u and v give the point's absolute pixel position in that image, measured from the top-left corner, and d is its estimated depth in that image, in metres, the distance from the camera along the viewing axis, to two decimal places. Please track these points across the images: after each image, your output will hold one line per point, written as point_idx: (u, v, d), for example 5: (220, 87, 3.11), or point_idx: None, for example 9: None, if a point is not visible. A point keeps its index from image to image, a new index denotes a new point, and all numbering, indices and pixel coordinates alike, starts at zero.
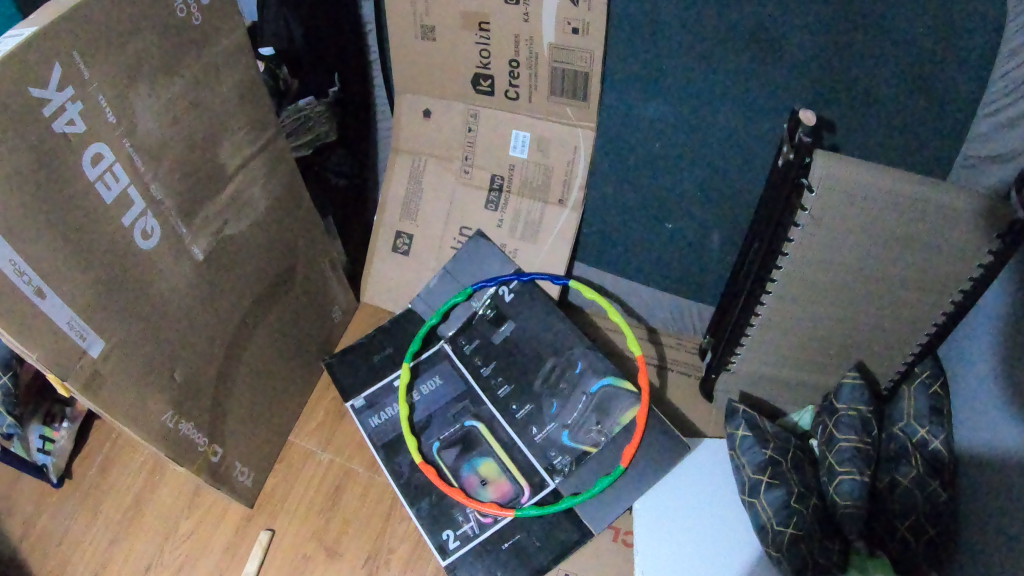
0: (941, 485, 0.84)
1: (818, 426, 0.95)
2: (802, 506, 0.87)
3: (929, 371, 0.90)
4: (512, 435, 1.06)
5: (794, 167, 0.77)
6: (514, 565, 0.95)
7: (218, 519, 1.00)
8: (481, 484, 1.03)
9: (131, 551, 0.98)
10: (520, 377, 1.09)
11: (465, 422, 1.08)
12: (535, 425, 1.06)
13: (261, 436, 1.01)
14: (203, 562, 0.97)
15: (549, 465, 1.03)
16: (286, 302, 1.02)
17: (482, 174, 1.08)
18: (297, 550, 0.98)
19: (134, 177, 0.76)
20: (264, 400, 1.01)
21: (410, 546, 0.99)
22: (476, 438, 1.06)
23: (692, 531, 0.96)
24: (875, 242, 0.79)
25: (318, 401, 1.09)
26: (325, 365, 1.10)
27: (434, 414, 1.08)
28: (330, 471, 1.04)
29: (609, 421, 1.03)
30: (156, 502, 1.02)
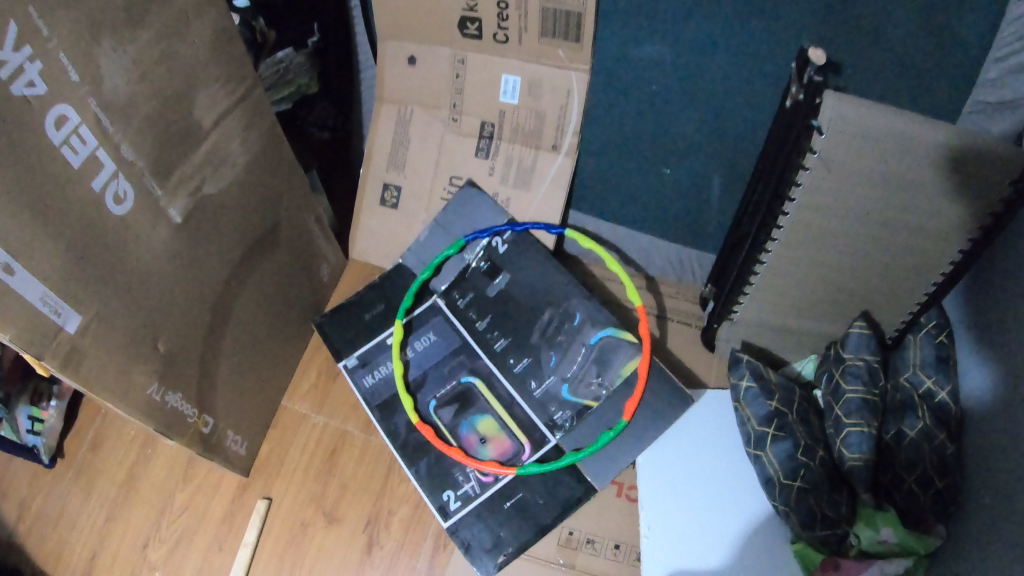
0: (948, 437, 0.81)
1: (823, 376, 0.94)
2: (808, 458, 0.87)
3: (935, 322, 0.87)
4: (510, 391, 1.04)
5: (804, 107, 0.73)
6: (517, 523, 0.94)
7: (213, 491, 0.99)
8: (481, 442, 1.01)
9: (127, 526, 0.98)
10: (517, 331, 1.06)
11: (461, 379, 1.05)
12: (533, 379, 1.03)
13: (252, 403, 0.98)
14: (201, 534, 0.97)
15: (549, 421, 1.01)
16: (271, 262, 0.98)
17: (472, 121, 1.03)
18: (296, 517, 0.96)
19: (103, 139, 0.71)
20: (254, 365, 0.98)
21: (410, 508, 0.97)
22: (473, 395, 1.03)
23: (698, 487, 0.94)
24: (885, 188, 0.76)
25: (310, 363, 1.06)
26: (316, 325, 1.06)
27: (430, 371, 1.05)
28: (325, 434, 1.01)
29: (610, 373, 1.01)
30: (150, 477, 1.01)
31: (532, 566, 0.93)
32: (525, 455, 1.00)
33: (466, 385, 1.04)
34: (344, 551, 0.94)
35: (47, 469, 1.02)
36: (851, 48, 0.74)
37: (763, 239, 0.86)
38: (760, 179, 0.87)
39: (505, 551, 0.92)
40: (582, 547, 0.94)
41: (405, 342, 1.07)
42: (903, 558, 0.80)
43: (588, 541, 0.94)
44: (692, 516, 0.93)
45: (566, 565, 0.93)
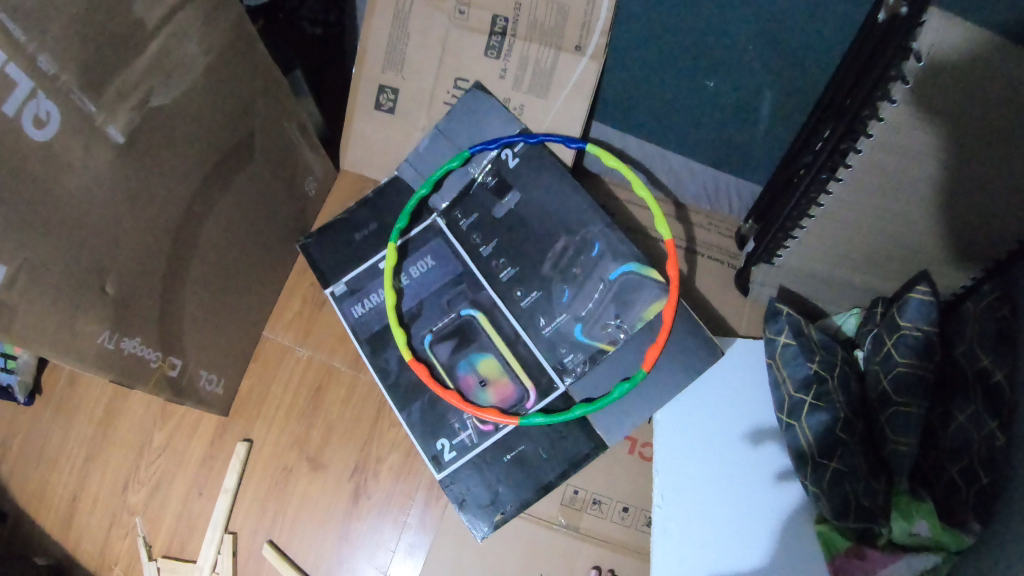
0: (1000, 424, 0.67)
1: (867, 337, 0.83)
2: (847, 435, 0.76)
3: (994, 294, 0.72)
4: (516, 328, 0.89)
5: (903, 25, 0.57)
6: (518, 479, 0.84)
7: (193, 429, 0.93)
8: (480, 385, 0.88)
9: (107, 467, 0.94)
10: (526, 257, 0.90)
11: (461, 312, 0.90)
12: (542, 316, 0.88)
13: (225, 337, 0.87)
14: (182, 475, 0.93)
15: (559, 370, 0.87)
16: (244, 179, 0.84)
17: (480, 14, 0.86)
18: (279, 461, 0.90)
19: (12, 50, 0.57)
20: (226, 297, 0.86)
21: (400, 456, 0.88)
22: (474, 329, 0.89)
23: (721, 474, 0.84)
24: (987, 134, 0.59)
25: (294, 289, 0.95)
26: (302, 246, 0.93)
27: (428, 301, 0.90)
28: (310, 369, 0.92)
29: (632, 313, 0.86)
30: (127, 414, 0.95)
31: (531, 527, 0.86)
32: (528, 404, 0.87)
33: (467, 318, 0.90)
34: (330, 500, 0.88)
35: (24, 406, 0.97)
36: None
37: (819, 182, 0.71)
38: (834, 106, 0.70)
39: (504, 510, 0.84)
40: (589, 509, 0.86)
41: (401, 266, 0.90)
42: (933, 553, 0.69)
43: (595, 502, 0.86)
44: (711, 508, 0.83)
45: (568, 527, 0.86)
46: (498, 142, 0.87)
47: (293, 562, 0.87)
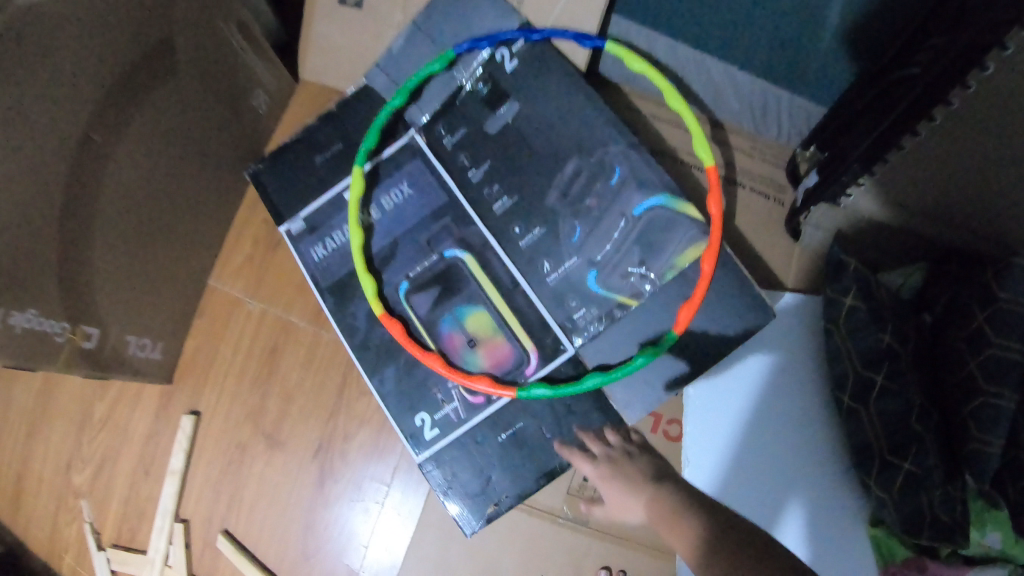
0: None
1: (942, 298, 0.68)
2: (923, 429, 0.63)
3: None
4: (513, 272, 0.66)
5: None
6: (516, 463, 0.67)
7: (134, 401, 0.83)
8: (469, 346, 0.65)
9: (48, 445, 0.83)
10: (527, 185, 0.67)
11: (444, 252, 0.66)
12: (547, 259, 0.66)
13: (154, 293, 0.71)
14: (126, 454, 0.83)
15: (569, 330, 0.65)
16: (172, 95, 0.65)
17: None
18: (230, 438, 0.76)
19: None
20: (151, 244, 0.69)
21: (372, 433, 0.73)
22: (459, 273, 0.66)
23: (772, 435, 0.72)
24: None
25: (243, 229, 0.77)
26: (251, 175, 0.74)
27: (402, 240, 0.68)
28: (262, 326, 0.76)
29: (664, 257, 0.64)
30: (66, 384, 0.83)
31: (529, 520, 0.71)
32: (527, 371, 0.64)
33: (451, 261, 0.66)
34: (293, 485, 0.75)
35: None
36: None
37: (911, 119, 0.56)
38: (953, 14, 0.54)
39: (499, 501, 0.66)
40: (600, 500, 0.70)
41: (367, 197, 0.69)
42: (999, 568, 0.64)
43: None
44: (753, 471, 0.71)
45: (573, 521, 0.71)
46: (495, 37, 0.67)
47: (251, 555, 0.75)
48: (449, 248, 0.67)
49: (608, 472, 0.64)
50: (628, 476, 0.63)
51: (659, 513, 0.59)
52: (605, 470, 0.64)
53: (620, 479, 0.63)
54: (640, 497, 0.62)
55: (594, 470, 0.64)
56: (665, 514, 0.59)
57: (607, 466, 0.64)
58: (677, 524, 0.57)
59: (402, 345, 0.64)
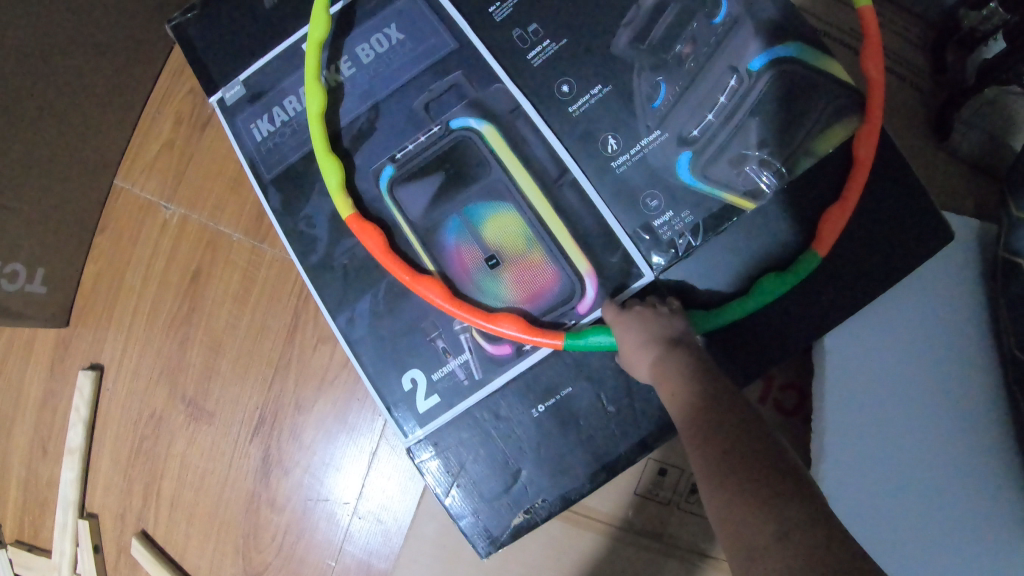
0: None
1: None
2: None
3: None
4: (561, 155, 0.42)
5: None
6: (554, 449, 0.44)
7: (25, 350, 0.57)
8: (488, 266, 0.42)
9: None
10: (578, 24, 0.43)
11: (451, 122, 0.43)
12: (615, 135, 0.42)
13: (20, 194, 0.47)
14: (20, 426, 0.58)
15: (644, 245, 0.41)
16: None
17: None
18: (143, 403, 0.53)
19: None
20: (7, 116, 0.45)
21: (340, 399, 0.50)
22: (473, 153, 0.42)
23: (939, 410, 0.45)
24: None
25: (164, 106, 0.54)
26: (172, 26, 0.50)
27: (386, 106, 0.44)
28: (184, 243, 0.53)
29: (797, 133, 0.41)
30: None
31: (577, 536, 0.47)
32: (579, 309, 0.41)
33: (460, 136, 0.43)
34: (226, 475, 0.52)
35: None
36: None
37: None
38: None
39: (530, 508, 0.44)
40: (682, 504, 0.46)
41: (334, 46, 0.45)
42: None
43: (692, 491, 0.46)
44: (896, 453, 0.45)
45: (641, 535, 0.47)
46: None
47: (173, 564, 0.52)
48: (459, 117, 0.43)
49: (627, 326, 0.37)
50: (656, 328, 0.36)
51: (668, 378, 0.33)
52: (623, 322, 0.38)
53: (635, 328, 0.37)
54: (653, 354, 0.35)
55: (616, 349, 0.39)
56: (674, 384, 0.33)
57: (629, 319, 0.37)
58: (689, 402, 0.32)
59: (381, 259, 0.40)
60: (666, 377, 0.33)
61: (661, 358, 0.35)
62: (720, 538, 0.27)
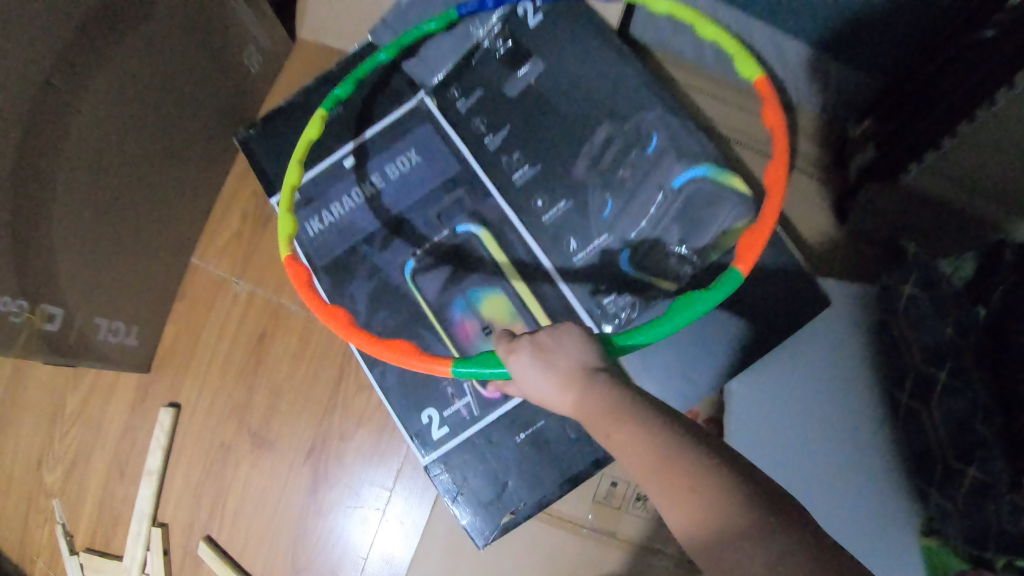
0: None
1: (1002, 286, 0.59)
2: (989, 430, 0.54)
3: None
4: (535, 252, 0.59)
5: None
6: (533, 467, 0.59)
7: (108, 394, 0.71)
8: (483, 333, 0.57)
9: (16, 438, 0.72)
10: (548, 151, 0.60)
11: (456, 228, 0.60)
12: (573, 237, 0.59)
13: (129, 268, 0.63)
14: (100, 450, 0.71)
15: (597, 316, 0.56)
16: (146, 37, 0.57)
17: None
18: (213, 436, 0.68)
19: None
20: (127, 213, 0.61)
21: (372, 433, 0.65)
22: (473, 252, 0.59)
23: (821, 436, 0.62)
24: None
25: (231, 202, 0.70)
26: (240, 141, 0.67)
27: (409, 213, 0.61)
28: (251, 312, 0.68)
29: (705, 235, 0.56)
30: (34, 368, 0.72)
31: (551, 533, 0.62)
32: None
33: (463, 239, 0.60)
34: (281, 491, 0.66)
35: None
36: None
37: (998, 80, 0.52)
38: None
39: (515, 509, 0.59)
40: (631, 509, 0.62)
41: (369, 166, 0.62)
42: None
43: (639, 498, 0.62)
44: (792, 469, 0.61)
45: (600, 532, 0.62)
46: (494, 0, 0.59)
47: (233, 562, 0.66)
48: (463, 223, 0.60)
49: (533, 363, 0.40)
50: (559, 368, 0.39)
51: (626, 441, 0.35)
52: (530, 372, 0.40)
53: (538, 361, 0.40)
54: (583, 403, 0.38)
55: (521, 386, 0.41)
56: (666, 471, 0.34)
57: (531, 357, 0.40)
58: (693, 474, 0.33)
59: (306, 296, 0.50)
60: (629, 452, 0.35)
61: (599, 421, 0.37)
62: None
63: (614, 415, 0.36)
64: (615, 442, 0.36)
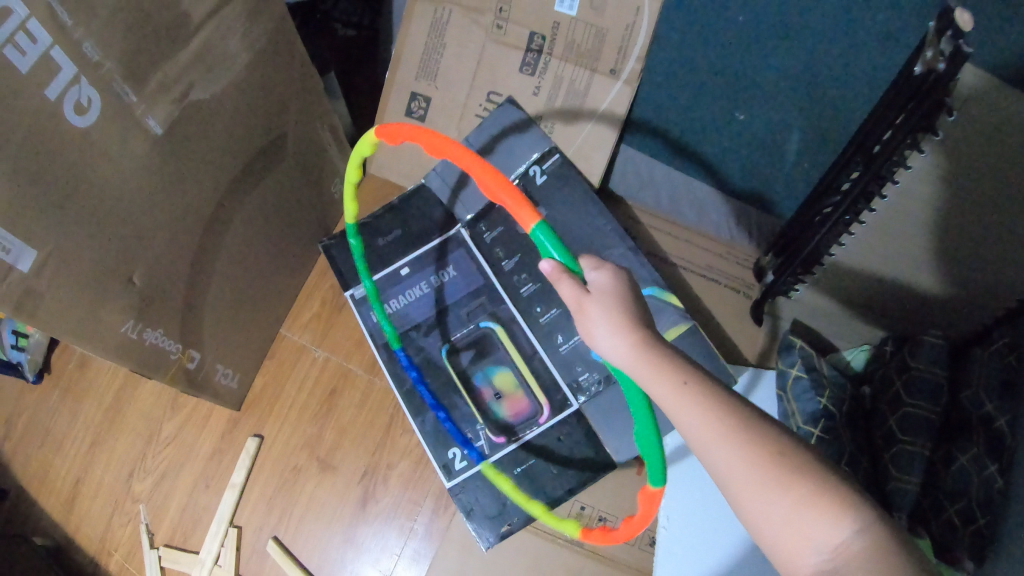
0: (999, 469, 0.71)
1: (880, 373, 0.87)
2: (852, 469, 0.79)
3: (1009, 339, 0.76)
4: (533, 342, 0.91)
5: (923, 87, 0.60)
6: (526, 490, 0.86)
7: (202, 424, 0.93)
8: (495, 397, 0.91)
9: (113, 454, 0.93)
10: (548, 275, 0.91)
11: (480, 323, 0.92)
12: (561, 334, 0.90)
13: (247, 330, 0.88)
14: (188, 468, 0.92)
15: (575, 388, 0.89)
16: (274, 176, 0.86)
17: (519, 31, 0.89)
18: (288, 460, 0.91)
19: (81, 63, 0.58)
20: (249, 289, 0.87)
21: (411, 464, 0.89)
22: (491, 341, 0.92)
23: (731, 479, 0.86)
24: None
25: (313, 291, 0.96)
26: (323, 248, 0.93)
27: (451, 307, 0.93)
28: (325, 371, 0.93)
29: None
30: (137, 401, 0.94)
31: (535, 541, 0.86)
32: (541, 419, 0.89)
33: (485, 330, 0.92)
34: (338, 503, 0.89)
35: (32, 385, 0.96)
36: None
37: (841, 226, 0.75)
38: (852, 159, 0.74)
39: (511, 522, 0.84)
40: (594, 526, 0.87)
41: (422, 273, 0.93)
42: None
43: (600, 519, 0.88)
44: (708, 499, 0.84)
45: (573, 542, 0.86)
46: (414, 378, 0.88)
47: (296, 558, 0.88)
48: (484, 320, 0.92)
49: (612, 292, 0.49)
50: (632, 312, 0.48)
51: (715, 416, 0.44)
52: (605, 300, 0.49)
53: (604, 303, 0.49)
54: (644, 355, 0.47)
55: (580, 293, 0.49)
56: (769, 466, 0.42)
57: (613, 283, 0.50)
58: (792, 477, 0.42)
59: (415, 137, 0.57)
60: (702, 409, 0.44)
61: (671, 377, 0.45)
62: (787, 529, 0.42)
63: (689, 376, 0.46)
64: (692, 402, 0.44)
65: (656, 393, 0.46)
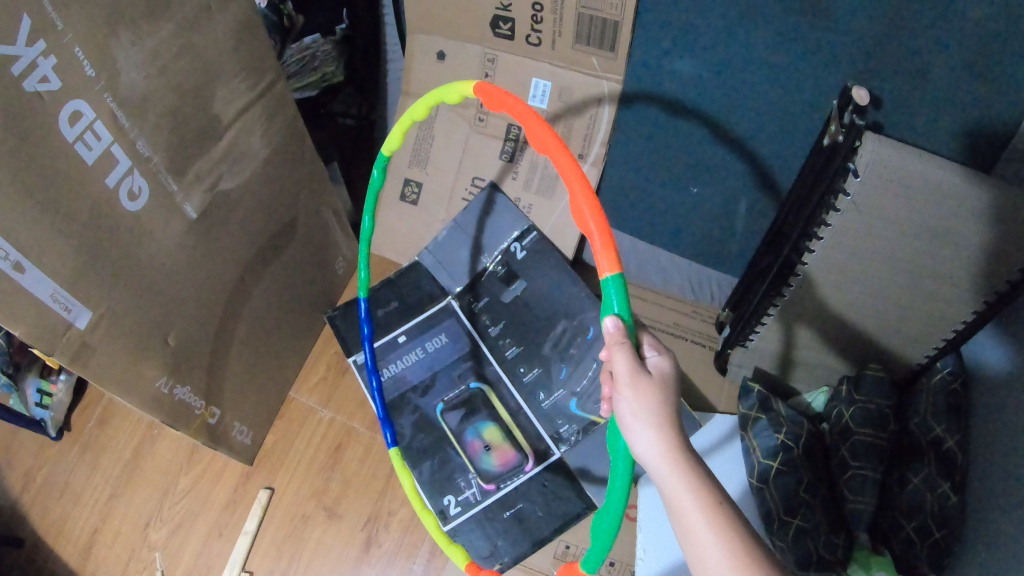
0: (952, 487, 0.82)
1: (832, 410, 0.94)
2: (810, 496, 0.87)
3: (949, 368, 0.86)
4: (518, 400, 1.01)
5: (839, 151, 0.70)
6: (515, 534, 0.95)
7: (217, 476, 1.01)
8: (485, 450, 0.98)
9: (130, 505, 1.01)
10: (531, 338, 1.02)
11: (470, 383, 1.02)
12: (541, 391, 1.00)
13: (259, 391, 0.98)
14: (202, 519, 1.00)
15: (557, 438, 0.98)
16: (288, 254, 0.97)
17: (498, 122, 1.03)
18: (297, 509, 0.99)
19: (136, 159, 0.70)
20: (263, 354, 0.97)
21: (410, 510, 0.98)
22: (481, 399, 1.01)
23: None
24: (890, 265, 0.79)
25: (319, 357, 1.08)
26: (329, 319, 1.04)
27: (441, 370, 1.03)
28: (330, 429, 1.04)
29: None
30: (155, 456, 1.03)
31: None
32: (527, 467, 0.97)
33: (474, 390, 1.01)
34: (342, 548, 0.97)
35: (54, 441, 1.05)
36: (902, 93, 0.72)
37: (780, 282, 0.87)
38: (788, 216, 0.86)
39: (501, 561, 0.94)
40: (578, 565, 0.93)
41: (416, 340, 1.03)
42: None
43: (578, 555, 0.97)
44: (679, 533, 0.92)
45: None
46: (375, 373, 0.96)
47: None
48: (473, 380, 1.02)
49: (668, 393, 0.54)
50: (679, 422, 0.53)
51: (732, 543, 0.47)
52: (660, 395, 0.54)
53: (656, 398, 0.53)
54: (682, 467, 0.51)
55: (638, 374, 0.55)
56: None
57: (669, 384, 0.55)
58: None
59: (532, 124, 0.60)
60: (725, 533, 0.48)
61: (706, 497, 0.50)
62: None
63: (723, 501, 0.50)
64: (719, 525, 0.48)
65: (685, 504, 0.50)
